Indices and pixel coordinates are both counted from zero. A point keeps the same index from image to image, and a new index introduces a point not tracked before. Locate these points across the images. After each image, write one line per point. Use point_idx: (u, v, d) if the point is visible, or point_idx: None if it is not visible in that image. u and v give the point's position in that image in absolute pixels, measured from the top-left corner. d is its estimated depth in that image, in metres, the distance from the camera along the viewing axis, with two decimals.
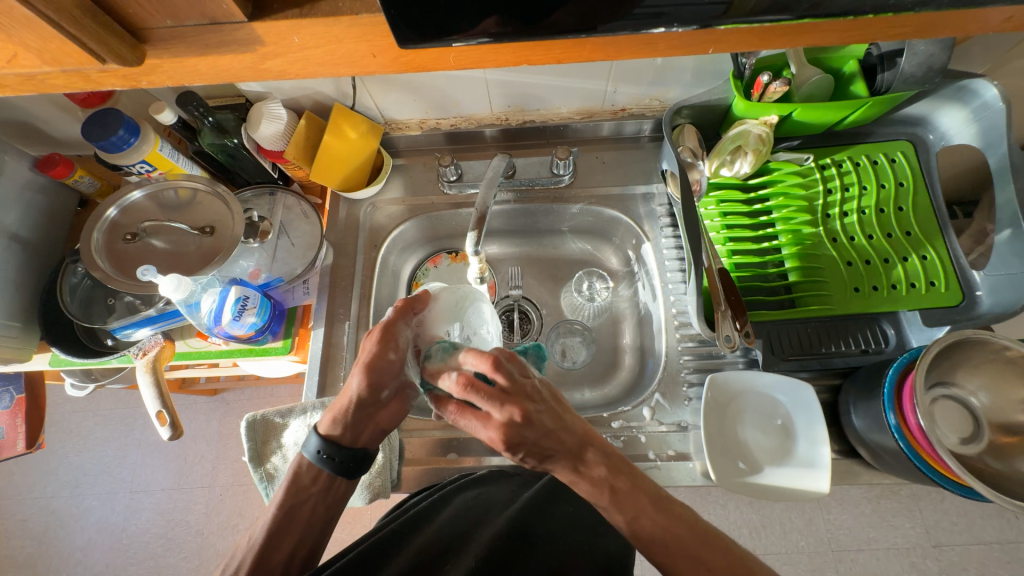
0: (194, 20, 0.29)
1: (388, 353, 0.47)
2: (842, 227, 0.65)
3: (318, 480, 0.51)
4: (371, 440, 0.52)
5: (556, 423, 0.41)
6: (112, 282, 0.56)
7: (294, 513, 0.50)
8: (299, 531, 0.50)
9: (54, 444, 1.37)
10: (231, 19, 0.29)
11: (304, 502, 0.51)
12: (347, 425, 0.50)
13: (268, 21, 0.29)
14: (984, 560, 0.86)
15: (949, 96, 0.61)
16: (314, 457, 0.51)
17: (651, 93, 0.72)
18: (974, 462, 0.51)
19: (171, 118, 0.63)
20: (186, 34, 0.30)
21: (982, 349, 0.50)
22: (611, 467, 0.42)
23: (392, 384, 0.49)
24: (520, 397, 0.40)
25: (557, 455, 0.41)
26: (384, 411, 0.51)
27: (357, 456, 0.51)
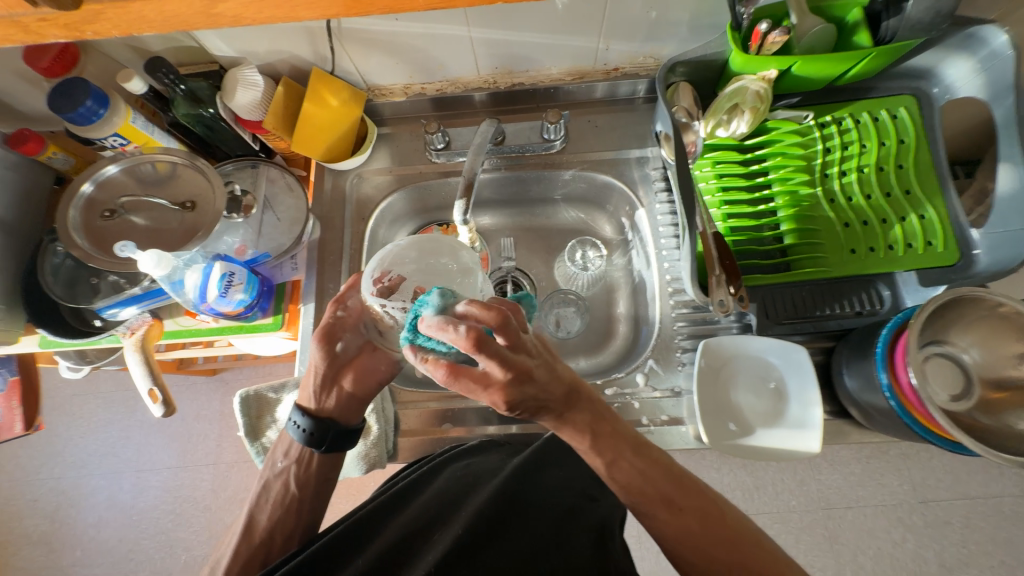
0: None
1: (338, 312, 0.54)
2: (840, 187, 0.64)
3: (290, 455, 0.56)
4: (344, 407, 0.56)
5: (550, 377, 0.41)
6: (92, 261, 0.55)
7: (268, 488, 0.55)
8: (275, 509, 0.54)
9: (58, 425, 1.39)
10: None
11: (276, 478, 0.55)
12: (319, 393, 0.55)
13: None
14: (968, 513, 0.89)
15: (956, 45, 0.58)
16: (290, 429, 0.55)
17: (645, 50, 0.68)
18: (964, 418, 0.51)
19: (140, 87, 0.60)
20: None
21: (975, 306, 0.50)
22: (594, 414, 0.45)
23: (348, 338, 0.55)
24: (522, 356, 0.39)
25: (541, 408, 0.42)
26: (350, 371, 0.55)
27: (324, 424, 0.54)
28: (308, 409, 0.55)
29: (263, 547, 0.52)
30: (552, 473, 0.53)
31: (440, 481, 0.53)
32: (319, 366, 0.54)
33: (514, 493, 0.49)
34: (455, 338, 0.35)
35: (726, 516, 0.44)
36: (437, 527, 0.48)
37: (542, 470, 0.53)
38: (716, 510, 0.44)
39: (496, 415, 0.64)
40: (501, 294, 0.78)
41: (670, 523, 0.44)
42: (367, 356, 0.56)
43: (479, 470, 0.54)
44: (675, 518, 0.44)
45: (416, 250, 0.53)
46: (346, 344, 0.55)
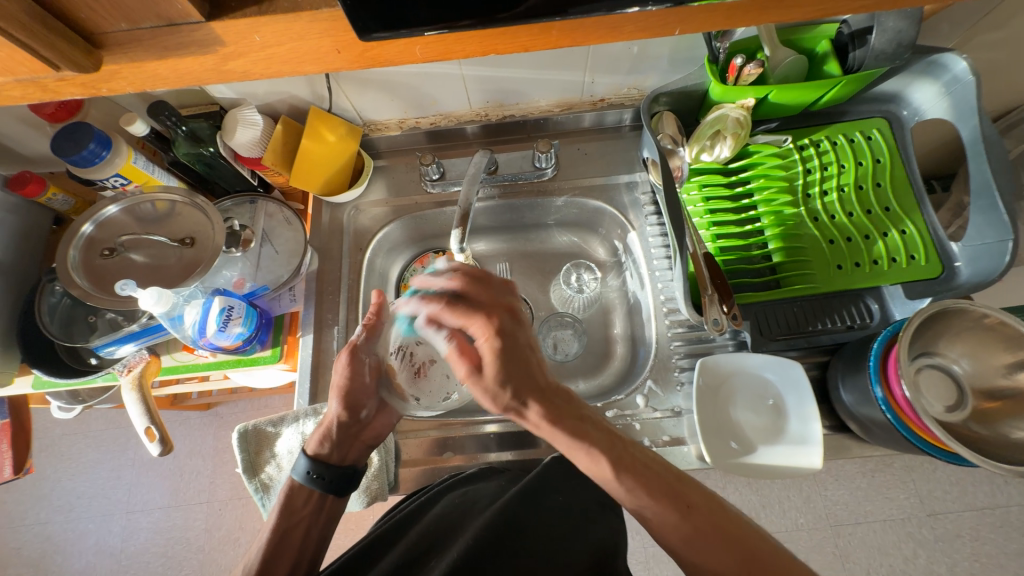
0: (151, 22, 0.29)
1: (360, 373, 0.55)
2: (822, 206, 0.66)
3: (311, 500, 0.55)
4: (359, 458, 0.58)
5: (533, 349, 0.49)
6: (92, 300, 0.55)
7: (288, 536, 0.52)
8: (294, 556, 0.52)
9: (45, 468, 1.35)
10: (187, 19, 0.29)
11: (297, 525, 0.53)
12: (335, 443, 0.56)
13: (226, 20, 0.29)
14: (977, 525, 0.89)
15: (920, 71, 0.62)
16: (304, 479, 0.54)
17: (629, 82, 0.72)
18: (960, 429, 0.52)
19: (143, 129, 0.62)
20: (143, 37, 0.29)
21: (961, 318, 0.51)
22: (595, 423, 0.47)
23: (368, 403, 0.57)
24: (508, 302, 0.50)
25: (525, 387, 0.46)
26: (368, 430, 0.58)
27: (346, 474, 0.55)
28: (320, 458, 0.56)
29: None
30: (552, 499, 0.52)
31: (439, 507, 0.53)
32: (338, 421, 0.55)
33: (516, 520, 0.49)
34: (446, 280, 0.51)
35: (732, 515, 0.43)
36: (435, 554, 0.48)
37: (543, 494, 0.52)
38: (718, 508, 0.43)
39: (497, 442, 0.64)
40: None
41: (680, 522, 0.42)
42: (382, 417, 0.59)
43: (476, 497, 0.53)
44: (677, 518, 0.42)
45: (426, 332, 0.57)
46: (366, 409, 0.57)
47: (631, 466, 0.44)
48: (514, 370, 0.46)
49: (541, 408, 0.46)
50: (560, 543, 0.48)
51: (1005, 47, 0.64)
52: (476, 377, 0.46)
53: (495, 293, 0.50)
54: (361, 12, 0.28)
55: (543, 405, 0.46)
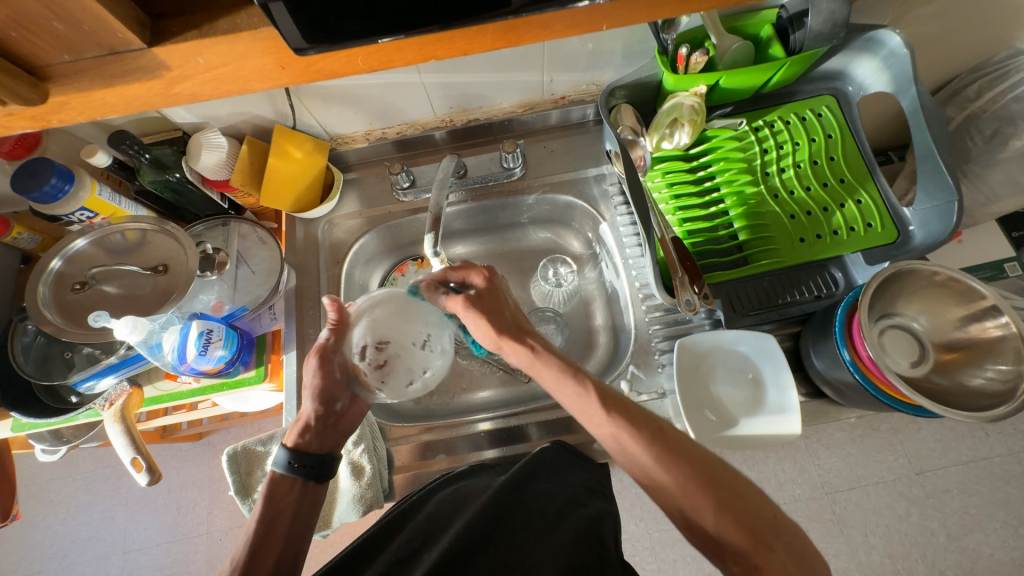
0: (95, 53, 0.29)
1: (330, 371, 0.57)
2: (781, 183, 0.69)
3: (293, 488, 0.53)
4: (336, 447, 0.58)
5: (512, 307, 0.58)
6: (66, 335, 0.55)
7: (274, 524, 0.50)
8: (282, 543, 0.50)
9: (35, 515, 1.31)
10: (130, 47, 0.29)
11: (281, 513, 0.52)
12: (315, 433, 0.57)
13: (168, 45, 0.29)
14: (964, 479, 0.92)
15: (859, 48, 0.65)
16: (285, 467, 0.53)
17: (587, 79, 0.74)
18: (923, 383, 0.54)
19: (105, 160, 0.61)
20: (87, 67, 0.30)
21: (915, 278, 0.54)
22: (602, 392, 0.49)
23: (343, 395, 0.58)
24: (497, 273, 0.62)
25: (514, 324, 0.56)
26: (344, 420, 0.59)
27: (327, 461, 0.55)
28: (300, 447, 0.55)
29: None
30: (542, 487, 0.53)
31: (431, 505, 0.54)
32: (314, 416, 0.56)
33: (505, 509, 0.50)
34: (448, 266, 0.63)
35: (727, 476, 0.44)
36: (426, 548, 0.48)
37: (531, 484, 0.53)
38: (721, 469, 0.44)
39: (487, 439, 0.65)
40: None
41: (654, 447, 0.45)
42: (356, 410, 0.60)
43: (468, 491, 0.55)
44: (649, 438, 0.46)
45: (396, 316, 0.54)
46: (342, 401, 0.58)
47: (614, 400, 0.49)
48: (499, 314, 0.56)
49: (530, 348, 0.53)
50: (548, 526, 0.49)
51: (937, 20, 0.67)
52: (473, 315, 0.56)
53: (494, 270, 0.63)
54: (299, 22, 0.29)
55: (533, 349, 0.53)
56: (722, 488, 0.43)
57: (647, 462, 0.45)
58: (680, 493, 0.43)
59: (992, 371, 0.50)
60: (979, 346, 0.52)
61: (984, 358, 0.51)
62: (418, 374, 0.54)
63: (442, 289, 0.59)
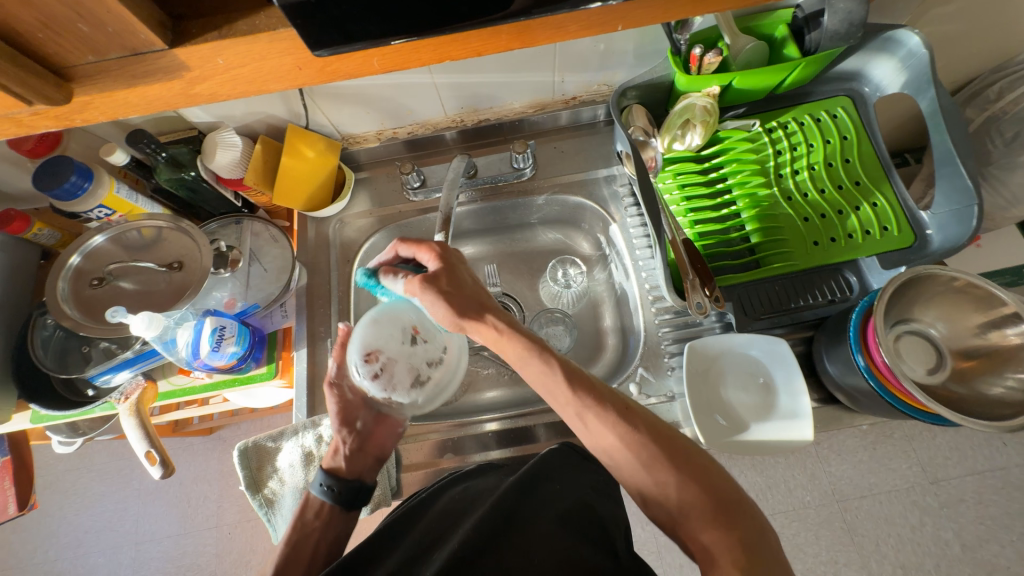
0: (117, 53, 0.30)
1: (343, 394, 0.63)
2: (795, 185, 0.68)
3: (320, 515, 0.59)
4: (366, 470, 0.61)
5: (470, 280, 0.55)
6: (83, 329, 0.56)
7: (299, 547, 0.56)
8: (305, 564, 0.56)
9: (50, 505, 1.34)
10: (151, 48, 0.30)
11: (307, 537, 0.57)
12: (346, 457, 0.61)
13: (189, 46, 0.30)
14: (979, 488, 0.90)
15: (877, 48, 0.63)
16: (318, 490, 0.59)
17: (599, 79, 0.73)
18: (940, 390, 0.53)
19: (123, 158, 0.62)
20: (110, 68, 0.30)
21: (932, 283, 0.53)
22: (569, 374, 0.48)
23: (363, 415, 0.63)
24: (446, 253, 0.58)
25: (478, 299, 0.53)
26: (372, 442, 0.63)
27: (354, 486, 0.59)
28: (334, 470, 0.60)
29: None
30: (548, 488, 0.53)
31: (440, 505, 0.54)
32: (342, 441, 0.61)
33: (509, 509, 0.50)
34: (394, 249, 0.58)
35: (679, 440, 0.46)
36: (435, 547, 0.49)
37: (537, 484, 0.53)
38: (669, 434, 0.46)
39: (494, 440, 0.65)
40: None
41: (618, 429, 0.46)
42: (383, 428, 0.63)
43: (476, 491, 0.55)
44: (615, 414, 0.46)
45: (383, 323, 0.55)
46: (363, 421, 0.63)
47: (578, 375, 0.49)
48: (460, 294, 0.52)
49: (496, 321, 0.51)
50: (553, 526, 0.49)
51: (960, 19, 0.66)
52: (434, 288, 0.51)
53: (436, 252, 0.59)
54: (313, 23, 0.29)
55: (505, 324, 0.51)
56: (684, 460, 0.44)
57: (613, 440, 0.46)
58: (652, 481, 0.44)
59: (1012, 379, 0.49)
60: (999, 353, 0.50)
61: (1004, 366, 0.50)
62: (422, 369, 0.54)
63: (401, 273, 0.54)
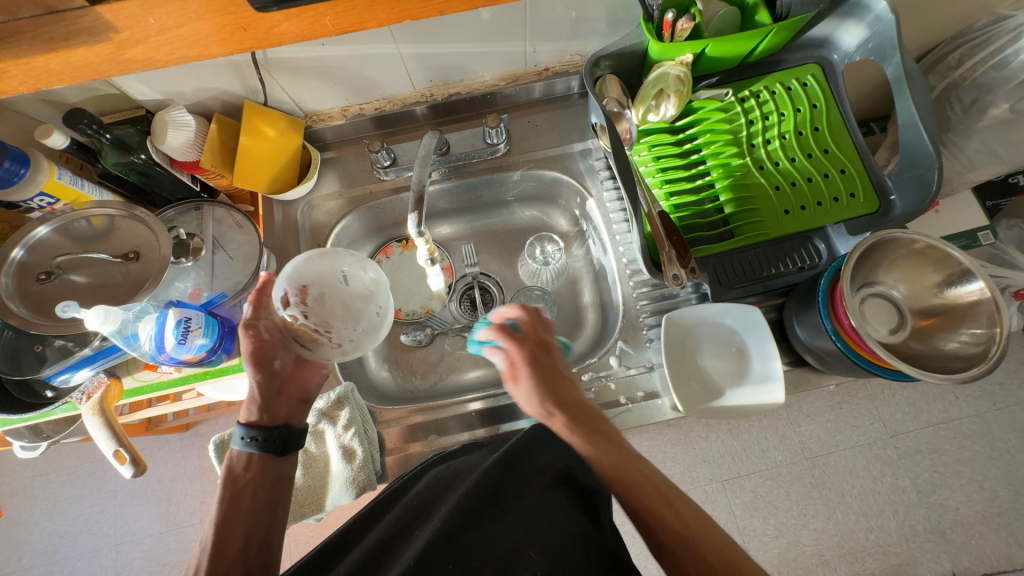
0: (30, 11, 0.27)
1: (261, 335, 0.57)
2: (766, 154, 0.68)
3: (251, 466, 0.53)
4: (292, 414, 0.58)
5: (554, 375, 0.56)
6: (34, 328, 0.53)
7: (235, 504, 0.51)
8: (246, 521, 0.51)
9: (20, 512, 1.29)
10: (70, 5, 0.27)
11: (242, 492, 0.52)
12: (264, 405, 0.56)
13: (114, 4, 0.27)
14: (934, 439, 0.97)
15: (845, 14, 0.64)
16: (241, 444, 0.54)
17: (571, 49, 0.71)
18: (901, 348, 0.56)
19: (62, 141, 0.57)
20: (23, 29, 0.27)
21: (895, 247, 0.54)
22: (617, 456, 0.50)
23: (281, 354, 0.58)
24: (544, 334, 0.59)
25: (559, 396, 0.54)
26: (293, 384, 0.59)
27: (283, 432, 0.55)
28: (253, 422, 0.55)
29: (239, 563, 0.48)
30: (532, 463, 0.54)
31: (424, 484, 0.55)
32: (259, 385, 0.56)
33: (493, 484, 0.50)
34: (508, 312, 0.59)
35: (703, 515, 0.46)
36: (420, 523, 0.49)
37: (522, 460, 0.54)
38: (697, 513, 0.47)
39: (476, 420, 0.66)
40: (471, 301, 0.80)
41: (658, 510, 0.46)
42: (306, 370, 0.60)
43: (460, 468, 0.55)
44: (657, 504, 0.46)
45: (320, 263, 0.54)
46: (282, 361, 0.57)
47: (626, 458, 0.50)
48: (548, 384, 0.55)
49: (564, 421, 0.53)
50: (540, 499, 0.50)
51: None
52: (517, 388, 0.56)
53: (540, 329, 0.59)
54: None
55: (566, 419, 0.53)
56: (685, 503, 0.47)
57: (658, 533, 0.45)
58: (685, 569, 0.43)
59: (967, 334, 0.51)
60: (954, 311, 0.53)
61: (959, 323, 0.52)
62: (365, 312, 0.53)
63: (499, 353, 0.56)
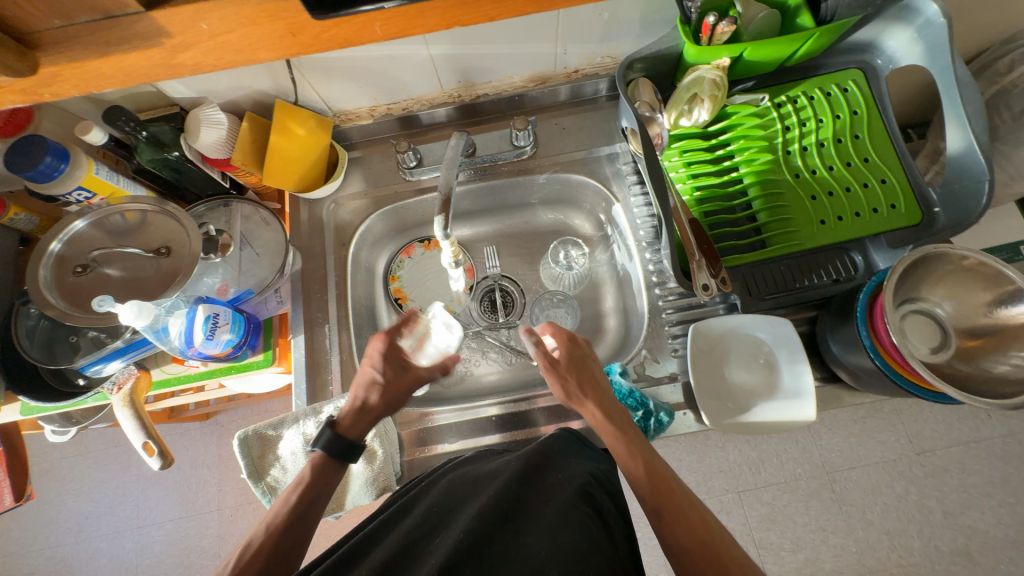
0: (87, 16, 0.28)
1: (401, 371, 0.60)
2: (803, 162, 0.66)
3: (324, 472, 0.53)
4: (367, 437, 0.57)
5: (587, 375, 0.58)
6: (70, 320, 0.54)
7: (296, 509, 0.50)
8: (298, 523, 0.50)
9: (48, 492, 1.34)
10: (125, 10, 0.28)
11: (303, 498, 0.51)
12: (357, 417, 0.56)
13: (167, 9, 0.28)
14: (964, 459, 0.93)
15: (893, 17, 0.61)
16: (322, 443, 0.54)
17: (602, 50, 0.70)
18: (944, 368, 0.54)
19: (101, 137, 0.59)
20: (80, 34, 0.28)
21: (942, 262, 0.52)
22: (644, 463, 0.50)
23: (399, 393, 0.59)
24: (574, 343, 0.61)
25: (587, 389, 0.56)
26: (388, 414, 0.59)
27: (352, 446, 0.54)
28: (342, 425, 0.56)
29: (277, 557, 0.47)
30: (551, 477, 0.54)
31: (441, 490, 0.54)
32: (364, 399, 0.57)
33: (513, 498, 0.50)
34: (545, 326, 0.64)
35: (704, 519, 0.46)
36: (440, 530, 0.49)
37: (540, 475, 0.54)
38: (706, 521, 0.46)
39: (493, 425, 0.66)
40: (491, 302, 0.80)
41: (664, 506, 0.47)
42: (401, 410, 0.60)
43: (477, 475, 0.55)
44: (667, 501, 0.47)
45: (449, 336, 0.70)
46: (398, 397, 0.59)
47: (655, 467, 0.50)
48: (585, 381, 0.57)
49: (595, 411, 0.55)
50: (561, 508, 0.49)
51: None
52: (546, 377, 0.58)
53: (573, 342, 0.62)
54: None
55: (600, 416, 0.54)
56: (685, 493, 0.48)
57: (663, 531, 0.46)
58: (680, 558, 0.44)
59: (1018, 357, 0.49)
60: (1005, 332, 0.50)
61: (1009, 345, 0.50)
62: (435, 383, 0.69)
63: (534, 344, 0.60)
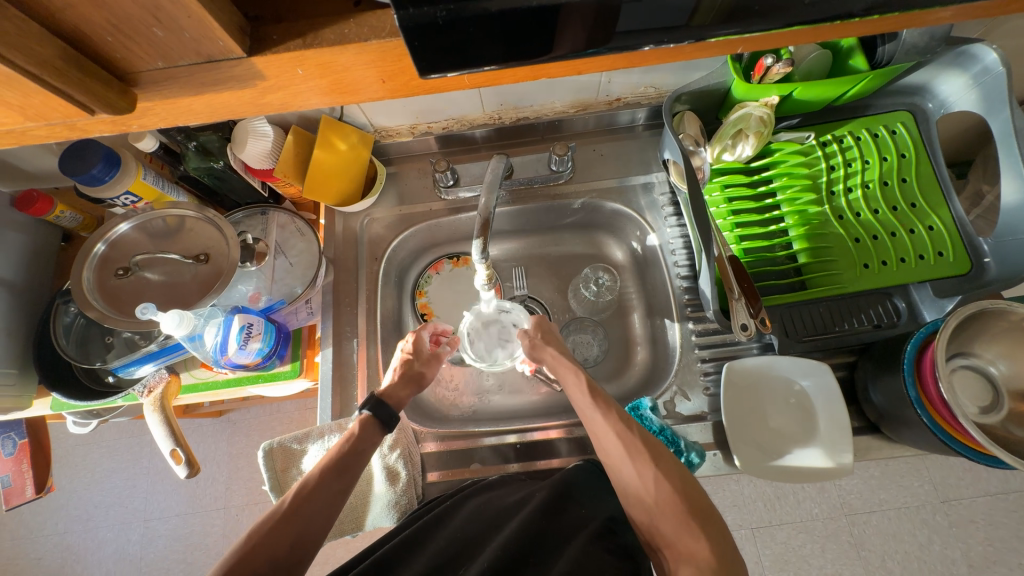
0: (189, 60, 0.26)
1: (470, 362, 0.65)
2: (847, 203, 0.65)
3: (367, 437, 0.55)
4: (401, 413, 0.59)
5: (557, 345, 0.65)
6: (109, 322, 0.54)
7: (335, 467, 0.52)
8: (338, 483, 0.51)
9: (61, 479, 1.35)
10: (228, 56, 0.26)
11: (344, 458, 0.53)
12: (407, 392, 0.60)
13: (269, 55, 0.26)
14: (991, 510, 0.89)
15: (948, 63, 0.60)
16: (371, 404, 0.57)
17: (646, 81, 0.70)
18: (996, 431, 0.51)
19: (152, 145, 0.60)
20: (179, 75, 0.26)
21: (998, 319, 0.50)
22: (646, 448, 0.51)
23: None
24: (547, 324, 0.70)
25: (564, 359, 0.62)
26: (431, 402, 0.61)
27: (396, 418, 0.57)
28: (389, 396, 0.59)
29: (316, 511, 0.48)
30: (574, 511, 0.52)
31: (463, 517, 0.53)
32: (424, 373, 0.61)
33: (535, 531, 0.49)
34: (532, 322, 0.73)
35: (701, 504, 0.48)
36: (464, 562, 0.47)
37: (563, 509, 0.52)
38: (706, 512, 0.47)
39: (516, 451, 0.65)
40: None
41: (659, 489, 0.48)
42: None
43: (502, 504, 0.54)
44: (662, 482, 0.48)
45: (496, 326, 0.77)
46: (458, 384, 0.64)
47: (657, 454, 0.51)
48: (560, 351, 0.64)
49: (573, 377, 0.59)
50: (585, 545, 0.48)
51: None
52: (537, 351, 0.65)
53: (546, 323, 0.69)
54: (427, 48, 0.22)
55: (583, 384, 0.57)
56: (665, 461, 0.50)
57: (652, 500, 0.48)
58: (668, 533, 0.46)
59: None
60: None
61: None
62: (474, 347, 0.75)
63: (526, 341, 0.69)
